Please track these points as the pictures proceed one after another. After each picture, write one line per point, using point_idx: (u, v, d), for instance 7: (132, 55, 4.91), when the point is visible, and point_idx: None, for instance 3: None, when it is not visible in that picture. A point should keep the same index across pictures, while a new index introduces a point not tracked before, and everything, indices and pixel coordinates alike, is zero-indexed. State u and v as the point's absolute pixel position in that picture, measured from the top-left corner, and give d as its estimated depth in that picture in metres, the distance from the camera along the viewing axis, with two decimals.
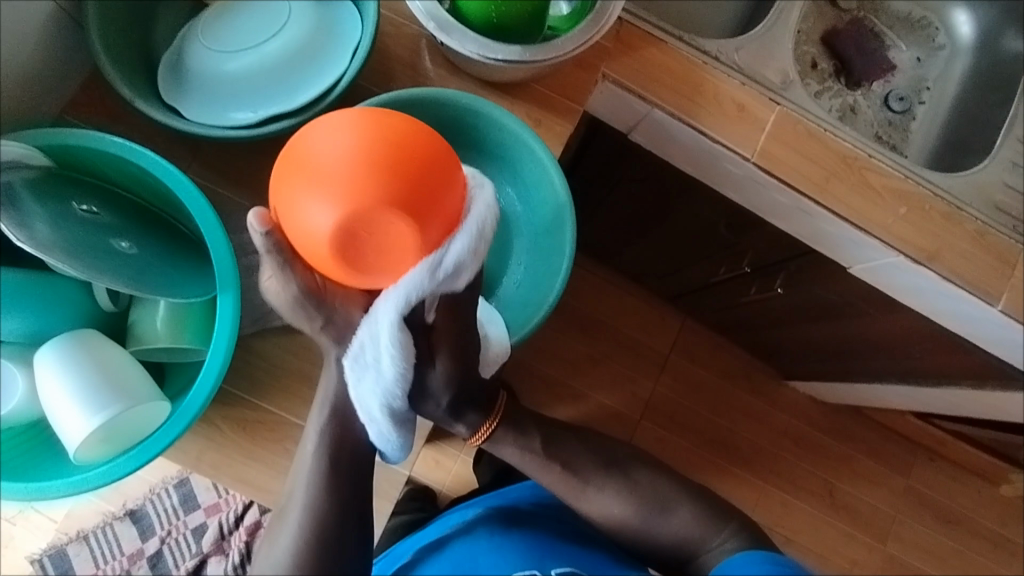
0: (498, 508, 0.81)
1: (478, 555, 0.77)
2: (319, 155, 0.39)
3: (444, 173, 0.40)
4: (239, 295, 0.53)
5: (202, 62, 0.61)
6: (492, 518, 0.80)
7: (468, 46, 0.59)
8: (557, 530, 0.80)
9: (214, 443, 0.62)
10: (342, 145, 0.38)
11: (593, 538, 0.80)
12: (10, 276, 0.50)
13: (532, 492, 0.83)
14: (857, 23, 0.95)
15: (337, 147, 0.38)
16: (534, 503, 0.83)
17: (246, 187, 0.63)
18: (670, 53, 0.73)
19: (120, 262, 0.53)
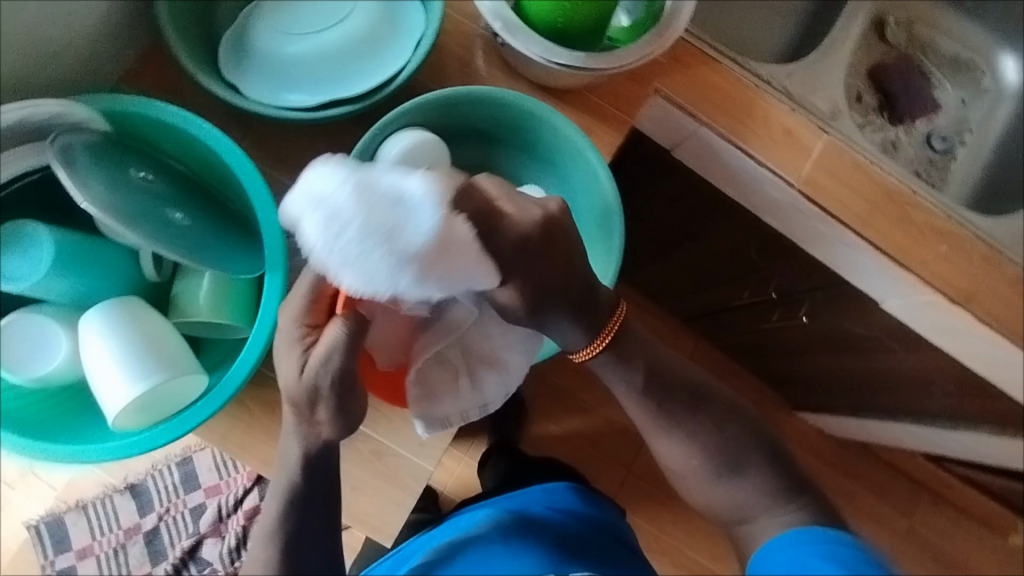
0: (512, 510, 0.81)
1: (494, 558, 0.78)
2: None
3: None
4: (285, 277, 0.53)
5: (266, 45, 0.61)
6: (505, 523, 0.80)
7: (532, 48, 0.59)
8: (569, 536, 0.80)
9: (242, 423, 0.61)
10: None
11: (598, 536, 0.81)
12: (66, 236, 0.49)
13: (544, 495, 0.82)
14: (904, 60, 0.95)
15: None
16: (546, 506, 0.82)
17: (295, 170, 0.63)
18: (721, 73, 0.73)
19: (173, 232, 0.52)
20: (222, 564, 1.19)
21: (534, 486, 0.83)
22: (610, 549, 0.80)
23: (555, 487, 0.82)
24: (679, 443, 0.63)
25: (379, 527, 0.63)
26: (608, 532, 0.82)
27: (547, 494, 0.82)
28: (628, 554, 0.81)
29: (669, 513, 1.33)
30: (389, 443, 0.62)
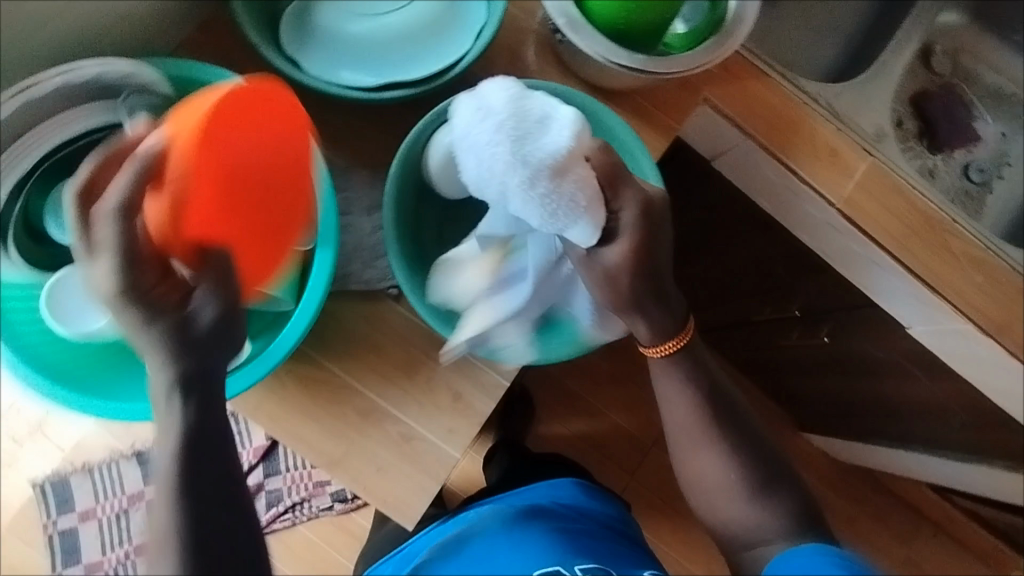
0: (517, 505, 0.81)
1: (497, 552, 0.78)
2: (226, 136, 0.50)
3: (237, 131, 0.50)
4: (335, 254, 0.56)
5: (330, 22, 0.61)
6: (508, 516, 0.80)
7: (594, 46, 0.59)
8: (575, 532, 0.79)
9: (273, 396, 0.62)
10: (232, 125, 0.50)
11: (603, 535, 0.81)
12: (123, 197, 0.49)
13: (549, 491, 0.83)
14: (947, 89, 0.96)
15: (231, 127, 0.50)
16: (551, 500, 0.83)
17: (343, 148, 0.63)
18: (771, 86, 0.74)
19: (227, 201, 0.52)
20: None
21: (540, 482, 0.85)
22: (615, 541, 0.81)
23: (560, 483, 0.84)
24: (703, 449, 0.64)
25: (403, 509, 0.62)
26: (609, 526, 0.83)
27: (553, 488, 0.84)
28: (635, 549, 0.81)
29: (669, 523, 1.33)
30: (416, 427, 0.62)
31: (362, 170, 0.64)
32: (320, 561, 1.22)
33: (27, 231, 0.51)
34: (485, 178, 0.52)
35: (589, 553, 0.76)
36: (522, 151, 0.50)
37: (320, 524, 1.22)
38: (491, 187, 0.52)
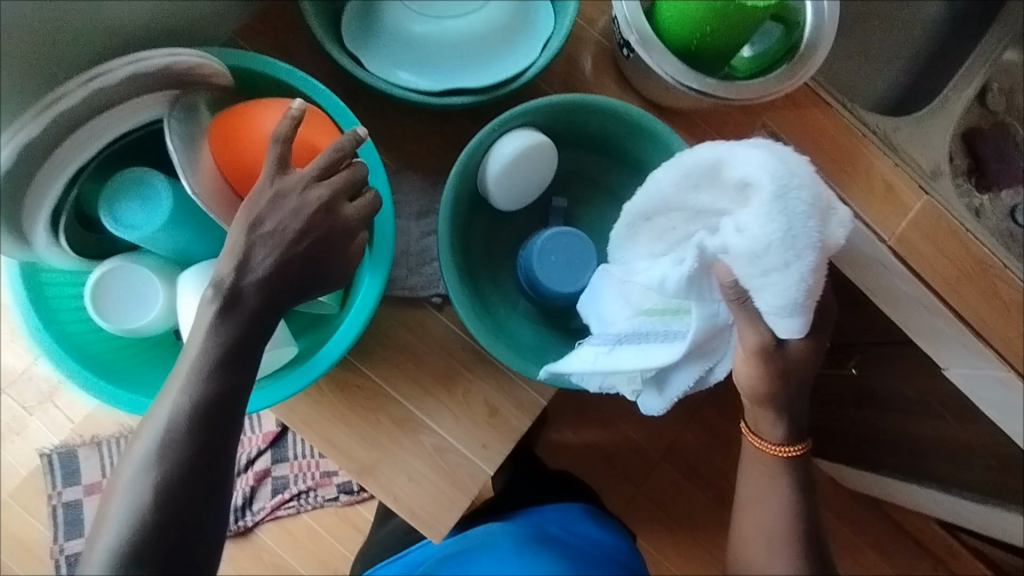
0: (526, 527, 0.81)
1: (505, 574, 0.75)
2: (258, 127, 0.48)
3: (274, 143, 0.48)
4: (383, 280, 0.52)
5: (395, 20, 0.59)
6: (517, 536, 0.79)
7: (665, 67, 0.57)
8: (582, 559, 0.78)
9: (308, 397, 0.60)
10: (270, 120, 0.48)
11: (612, 564, 0.78)
12: (177, 190, 0.48)
13: (558, 516, 0.83)
14: (1000, 127, 0.94)
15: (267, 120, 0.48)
16: (560, 527, 0.82)
17: (397, 150, 0.62)
18: (831, 116, 0.72)
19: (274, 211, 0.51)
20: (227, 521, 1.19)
21: (549, 504, 0.85)
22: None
23: (568, 508, 0.84)
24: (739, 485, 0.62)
25: (428, 524, 0.62)
26: (614, 559, 0.79)
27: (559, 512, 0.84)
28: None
29: (672, 538, 1.33)
30: (450, 441, 0.61)
31: (414, 173, 0.62)
32: (322, 551, 1.21)
33: (79, 218, 0.50)
34: (752, 258, 0.40)
35: None
36: (823, 235, 0.39)
37: (325, 515, 1.21)
38: (749, 267, 0.41)
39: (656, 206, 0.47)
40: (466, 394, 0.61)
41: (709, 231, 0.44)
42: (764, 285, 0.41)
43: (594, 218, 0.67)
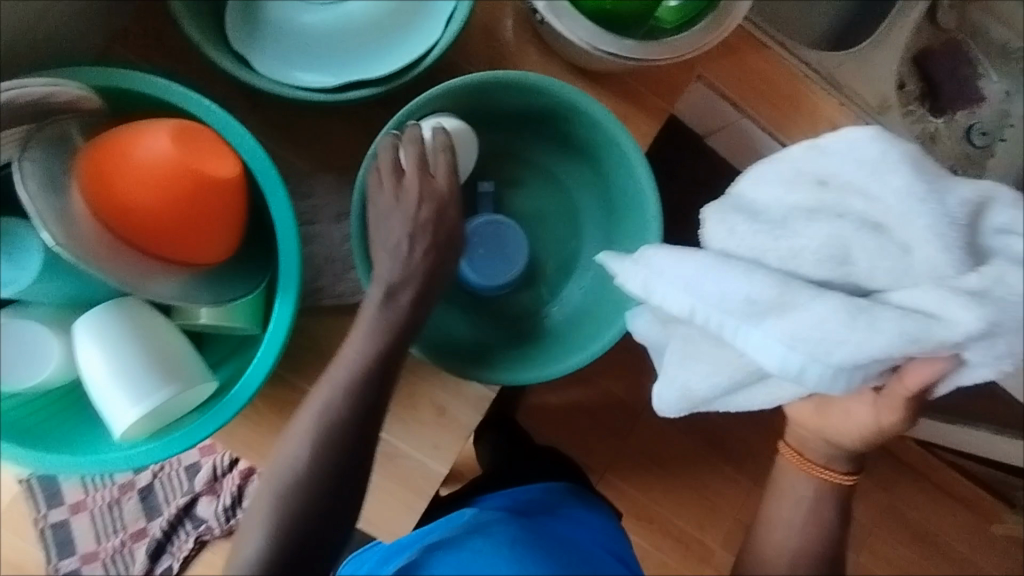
0: (512, 508, 0.74)
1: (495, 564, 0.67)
2: (141, 158, 0.43)
3: (170, 179, 0.43)
4: (297, 302, 0.49)
5: (281, 10, 0.54)
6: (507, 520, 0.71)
7: (578, 32, 0.52)
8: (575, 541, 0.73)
9: (248, 419, 0.59)
10: (155, 150, 0.43)
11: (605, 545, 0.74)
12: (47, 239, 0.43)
13: (545, 494, 0.77)
14: (953, 45, 0.90)
15: (152, 150, 0.43)
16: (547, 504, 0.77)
17: (309, 152, 0.58)
18: (770, 61, 0.67)
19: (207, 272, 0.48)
20: (217, 523, 1.19)
21: (534, 484, 0.79)
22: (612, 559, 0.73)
23: (555, 487, 0.78)
24: None
25: (385, 527, 0.61)
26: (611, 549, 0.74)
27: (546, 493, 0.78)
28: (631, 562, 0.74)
29: None
30: (400, 445, 0.60)
31: (330, 174, 0.58)
32: None
33: None
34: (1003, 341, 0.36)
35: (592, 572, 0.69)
36: None
37: None
38: (992, 350, 0.37)
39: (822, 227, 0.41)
40: (410, 397, 0.60)
41: (931, 283, 0.37)
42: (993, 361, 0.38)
43: (528, 199, 0.64)
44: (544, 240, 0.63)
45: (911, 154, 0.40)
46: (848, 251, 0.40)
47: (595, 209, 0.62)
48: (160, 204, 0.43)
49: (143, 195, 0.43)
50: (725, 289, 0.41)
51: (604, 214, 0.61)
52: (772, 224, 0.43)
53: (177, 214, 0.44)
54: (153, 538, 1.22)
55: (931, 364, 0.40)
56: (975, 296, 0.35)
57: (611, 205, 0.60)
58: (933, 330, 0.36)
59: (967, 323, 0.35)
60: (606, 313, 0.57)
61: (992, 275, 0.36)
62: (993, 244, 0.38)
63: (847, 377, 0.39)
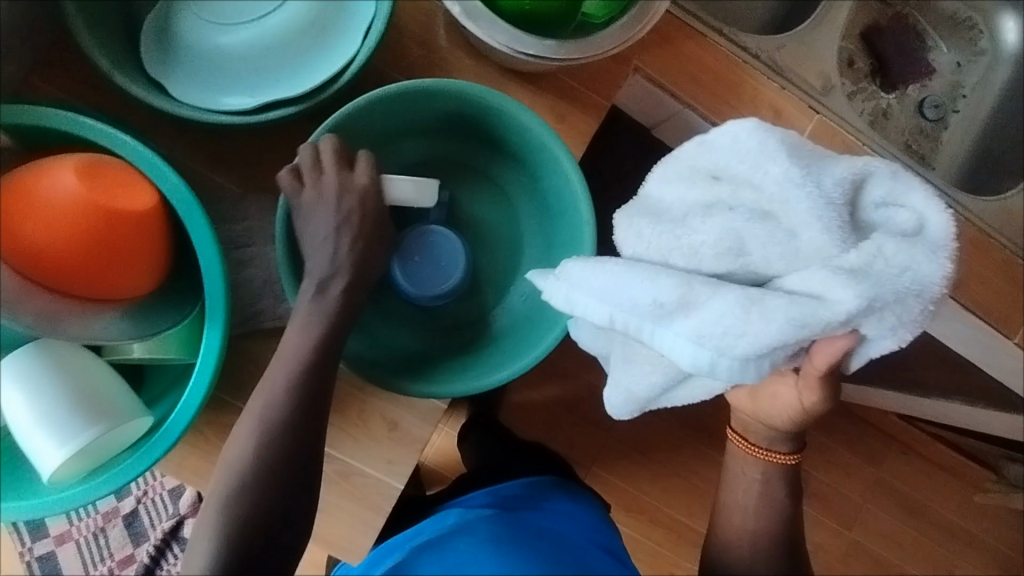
0: (498, 506, 0.73)
1: (480, 560, 0.66)
2: (49, 198, 0.42)
3: (80, 217, 0.42)
4: (225, 328, 0.48)
5: (197, 33, 0.53)
6: (492, 519, 0.70)
7: (497, 37, 0.52)
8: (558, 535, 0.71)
9: (197, 449, 0.58)
10: (63, 188, 0.42)
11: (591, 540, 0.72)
12: None
13: (529, 488, 0.77)
14: (900, 19, 0.89)
15: (60, 188, 0.42)
16: (532, 499, 0.75)
17: (239, 174, 0.57)
18: (707, 48, 0.67)
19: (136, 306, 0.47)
20: None
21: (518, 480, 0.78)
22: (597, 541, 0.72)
23: (538, 481, 0.78)
24: None
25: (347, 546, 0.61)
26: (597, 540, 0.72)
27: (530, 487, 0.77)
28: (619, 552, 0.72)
29: None
30: (354, 463, 0.60)
31: (263, 195, 0.58)
32: None
33: None
34: (890, 315, 0.37)
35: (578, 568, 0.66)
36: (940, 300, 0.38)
37: None
38: (883, 322, 0.38)
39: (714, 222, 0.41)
40: (360, 415, 0.59)
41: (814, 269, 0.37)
42: (889, 333, 0.38)
43: (469, 206, 0.64)
44: (486, 245, 0.63)
45: (791, 143, 0.39)
46: (742, 242, 0.40)
47: (536, 213, 0.62)
48: (72, 241, 0.42)
49: (54, 235, 0.42)
50: (634, 296, 0.40)
51: (544, 218, 0.61)
52: (671, 224, 0.43)
53: (92, 252, 0.43)
54: (141, 563, 1.21)
55: (835, 343, 0.41)
56: (854, 276, 0.36)
57: (546, 207, 0.60)
58: (821, 315, 0.37)
59: (849, 303, 0.36)
60: (547, 316, 0.57)
61: (870, 252, 0.36)
62: (873, 219, 0.39)
63: (757, 366, 0.39)
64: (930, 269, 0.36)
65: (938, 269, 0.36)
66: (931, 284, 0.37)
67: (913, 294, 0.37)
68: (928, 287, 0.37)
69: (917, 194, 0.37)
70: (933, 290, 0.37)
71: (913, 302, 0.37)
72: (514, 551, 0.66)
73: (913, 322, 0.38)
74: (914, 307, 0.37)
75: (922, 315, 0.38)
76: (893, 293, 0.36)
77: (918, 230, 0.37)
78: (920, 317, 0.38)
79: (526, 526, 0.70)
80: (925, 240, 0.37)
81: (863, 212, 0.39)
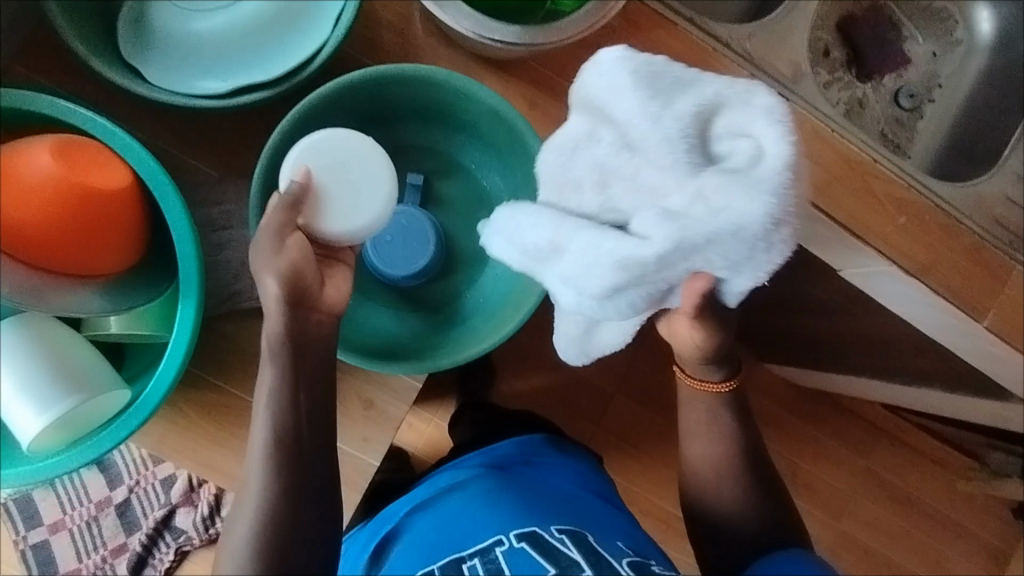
0: (489, 465, 0.74)
1: (471, 513, 0.68)
2: (24, 177, 0.43)
3: (55, 195, 0.44)
4: (199, 305, 0.49)
5: (172, 22, 0.55)
6: (486, 476, 0.72)
7: (463, 23, 0.53)
8: (549, 495, 0.71)
9: (176, 426, 0.59)
10: (38, 167, 0.43)
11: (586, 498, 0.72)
12: None
13: (521, 449, 0.77)
14: (876, 10, 0.90)
15: (35, 167, 0.43)
16: (523, 461, 0.76)
17: (217, 158, 0.59)
18: (678, 36, 0.68)
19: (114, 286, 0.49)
20: (196, 532, 1.19)
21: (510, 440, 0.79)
22: (595, 499, 0.72)
23: (529, 440, 0.78)
24: None
25: None
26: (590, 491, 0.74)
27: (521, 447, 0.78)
28: (610, 510, 0.72)
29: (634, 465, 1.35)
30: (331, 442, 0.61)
31: (241, 179, 0.59)
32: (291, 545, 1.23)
33: None
34: (719, 254, 0.40)
35: (564, 518, 0.66)
36: (780, 239, 0.39)
37: None
38: (718, 259, 0.41)
39: (591, 159, 0.45)
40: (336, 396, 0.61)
41: (652, 209, 0.41)
42: (733, 270, 0.41)
43: (442, 188, 0.65)
44: (461, 227, 0.65)
45: (648, 74, 0.41)
46: (611, 177, 0.44)
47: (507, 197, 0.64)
48: (49, 218, 0.44)
49: (30, 214, 0.43)
50: (521, 236, 0.47)
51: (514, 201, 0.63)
52: (566, 155, 0.46)
53: (69, 228, 0.44)
54: (133, 552, 1.21)
55: (696, 283, 0.45)
56: (668, 217, 0.41)
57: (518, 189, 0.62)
58: (647, 252, 0.41)
59: (661, 242, 0.41)
60: (518, 293, 0.58)
61: (693, 191, 0.40)
62: (721, 150, 0.41)
63: (618, 302, 0.45)
64: (751, 205, 0.38)
65: (764, 208, 0.38)
66: (756, 222, 0.38)
67: (736, 233, 0.39)
68: (753, 226, 0.38)
69: (761, 125, 0.39)
70: (760, 230, 0.38)
71: (738, 242, 0.39)
72: (504, 502, 0.68)
73: (752, 262, 0.40)
74: (740, 246, 0.39)
75: (755, 255, 0.40)
76: (711, 232, 0.39)
77: (755, 161, 0.39)
78: (755, 256, 0.40)
79: (518, 481, 0.72)
80: (750, 178, 0.38)
81: (712, 142, 0.41)
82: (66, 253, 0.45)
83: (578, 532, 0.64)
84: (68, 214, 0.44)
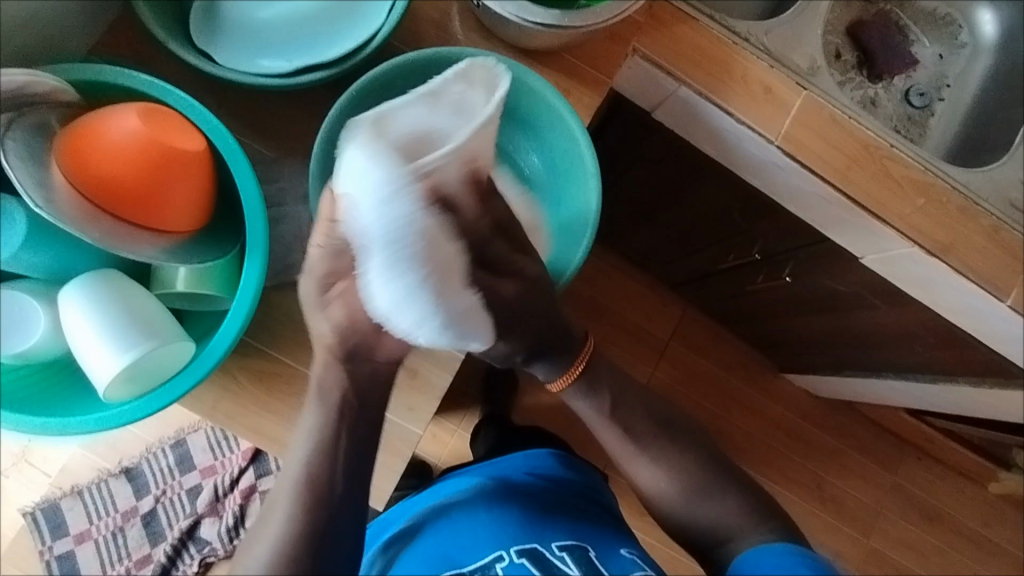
0: (497, 477, 0.74)
1: (475, 528, 0.68)
2: (116, 136, 0.47)
3: (142, 155, 0.47)
4: (263, 263, 0.52)
5: (239, 13, 0.60)
6: (491, 491, 0.71)
7: (507, 7, 0.58)
8: (557, 504, 0.70)
9: (229, 393, 0.62)
10: (127, 127, 0.47)
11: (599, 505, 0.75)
12: (25, 214, 0.47)
13: (525, 462, 0.76)
14: (882, 15, 0.95)
15: (123, 128, 0.47)
16: (528, 472, 0.74)
17: (274, 139, 0.63)
18: (699, 31, 0.73)
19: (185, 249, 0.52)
20: (221, 544, 1.16)
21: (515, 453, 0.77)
22: (597, 516, 0.72)
23: (536, 452, 0.76)
24: None
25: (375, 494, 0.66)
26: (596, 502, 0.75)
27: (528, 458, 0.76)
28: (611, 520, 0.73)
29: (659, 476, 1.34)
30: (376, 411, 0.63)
31: (295, 158, 0.63)
32: None
33: None
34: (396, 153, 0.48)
35: (567, 531, 0.66)
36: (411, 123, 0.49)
37: None
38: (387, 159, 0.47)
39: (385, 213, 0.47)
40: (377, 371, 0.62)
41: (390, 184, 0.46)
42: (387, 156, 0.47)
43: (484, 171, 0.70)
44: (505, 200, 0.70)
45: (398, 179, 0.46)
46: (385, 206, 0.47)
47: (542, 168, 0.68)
48: (137, 176, 0.48)
49: (121, 170, 0.47)
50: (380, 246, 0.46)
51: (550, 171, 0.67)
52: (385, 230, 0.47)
53: (154, 187, 0.48)
54: (157, 564, 1.16)
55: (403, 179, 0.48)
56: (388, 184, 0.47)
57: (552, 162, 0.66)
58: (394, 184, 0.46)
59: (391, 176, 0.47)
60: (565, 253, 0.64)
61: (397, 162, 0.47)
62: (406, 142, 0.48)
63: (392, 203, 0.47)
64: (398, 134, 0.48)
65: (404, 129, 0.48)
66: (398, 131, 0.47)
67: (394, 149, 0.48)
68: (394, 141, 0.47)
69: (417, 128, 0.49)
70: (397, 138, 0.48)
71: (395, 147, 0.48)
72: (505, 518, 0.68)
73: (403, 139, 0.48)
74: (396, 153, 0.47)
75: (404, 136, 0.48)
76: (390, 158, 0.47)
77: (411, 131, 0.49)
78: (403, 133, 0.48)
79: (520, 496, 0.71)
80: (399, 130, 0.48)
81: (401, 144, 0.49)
82: (151, 210, 0.49)
83: (580, 548, 0.64)
84: (152, 173, 0.48)
